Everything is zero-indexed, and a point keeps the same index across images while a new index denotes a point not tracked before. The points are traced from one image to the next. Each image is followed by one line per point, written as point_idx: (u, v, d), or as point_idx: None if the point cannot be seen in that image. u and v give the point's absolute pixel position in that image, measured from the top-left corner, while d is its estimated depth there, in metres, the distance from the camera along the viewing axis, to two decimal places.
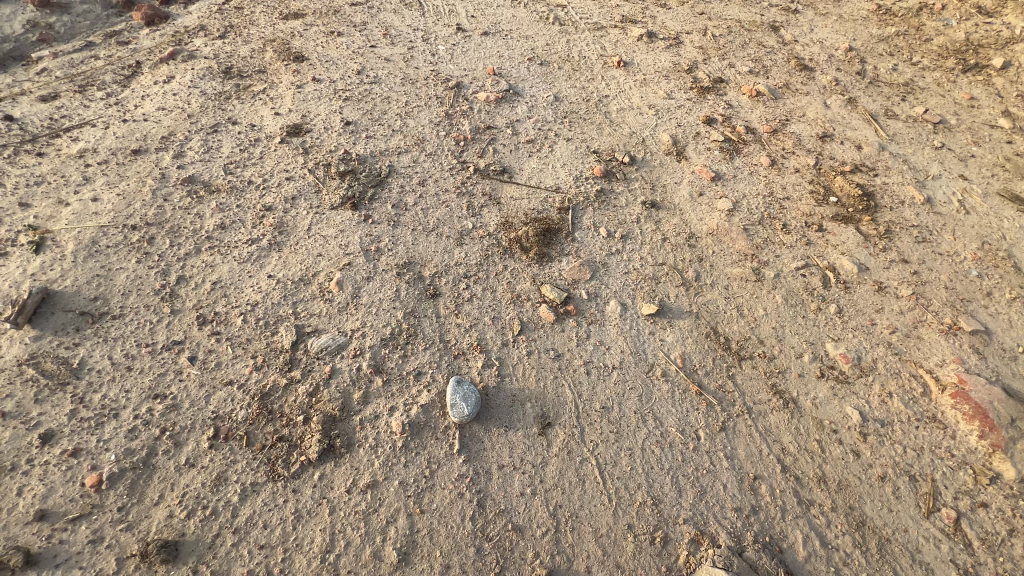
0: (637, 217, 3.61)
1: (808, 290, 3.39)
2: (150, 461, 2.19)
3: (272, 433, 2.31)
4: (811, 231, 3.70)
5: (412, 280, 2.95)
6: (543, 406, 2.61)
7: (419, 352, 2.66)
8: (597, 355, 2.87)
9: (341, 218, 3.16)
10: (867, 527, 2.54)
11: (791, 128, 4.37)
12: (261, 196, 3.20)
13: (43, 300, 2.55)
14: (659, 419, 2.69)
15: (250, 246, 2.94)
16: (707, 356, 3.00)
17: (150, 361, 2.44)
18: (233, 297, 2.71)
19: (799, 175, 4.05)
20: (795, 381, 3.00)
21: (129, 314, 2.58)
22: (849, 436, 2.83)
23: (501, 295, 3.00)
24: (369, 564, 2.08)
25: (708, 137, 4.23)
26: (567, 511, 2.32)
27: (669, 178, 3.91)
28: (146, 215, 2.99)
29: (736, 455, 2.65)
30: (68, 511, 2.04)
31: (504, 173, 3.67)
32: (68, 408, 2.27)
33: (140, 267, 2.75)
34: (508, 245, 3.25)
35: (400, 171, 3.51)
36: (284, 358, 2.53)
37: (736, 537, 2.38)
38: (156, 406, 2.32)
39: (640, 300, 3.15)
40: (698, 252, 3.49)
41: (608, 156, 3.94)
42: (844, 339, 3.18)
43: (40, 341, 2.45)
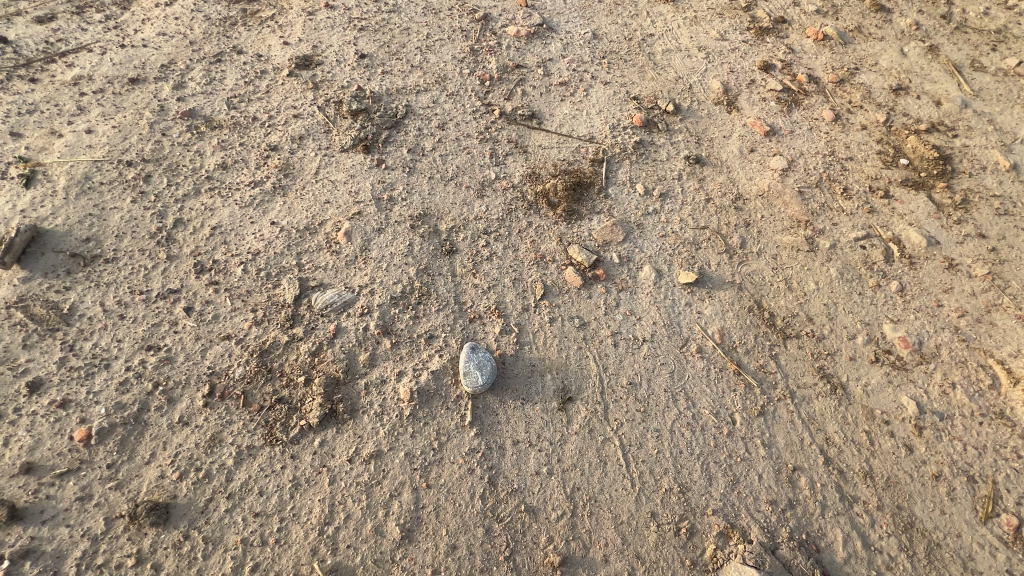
0: (679, 174, 3.22)
1: (867, 265, 3.01)
2: (142, 417, 2.06)
3: (271, 394, 2.16)
4: (875, 197, 3.27)
5: (427, 234, 2.69)
6: (564, 379, 2.38)
7: (431, 314, 2.43)
8: (626, 326, 2.60)
9: (351, 162, 2.87)
10: (916, 530, 2.31)
11: (860, 78, 3.81)
12: (266, 134, 2.92)
13: (33, 238, 2.38)
14: (691, 399, 2.44)
15: (253, 189, 2.70)
16: (748, 332, 2.71)
17: (144, 310, 2.28)
18: (233, 245, 2.50)
19: (866, 132, 3.56)
20: (845, 365, 2.69)
21: (122, 258, 2.40)
22: (902, 429, 2.54)
23: (523, 255, 2.72)
24: (370, 539, 1.95)
25: (764, 86, 3.73)
26: (586, 494, 2.13)
27: (717, 131, 3.47)
28: (143, 150, 2.75)
29: (774, 443, 2.40)
30: (56, 466, 1.94)
31: (533, 118, 3.29)
32: (57, 356, 2.14)
33: (135, 208, 2.55)
34: (534, 200, 2.94)
35: (418, 112, 3.17)
36: (286, 313, 2.34)
37: (768, 533, 2.17)
38: (149, 359, 2.17)
39: (677, 268, 2.84)
40: (744, 216, 3.12)
41: (649, 104, 3.50)
42: (905, 321, 2.83)
43: (29, 282, 2.29)
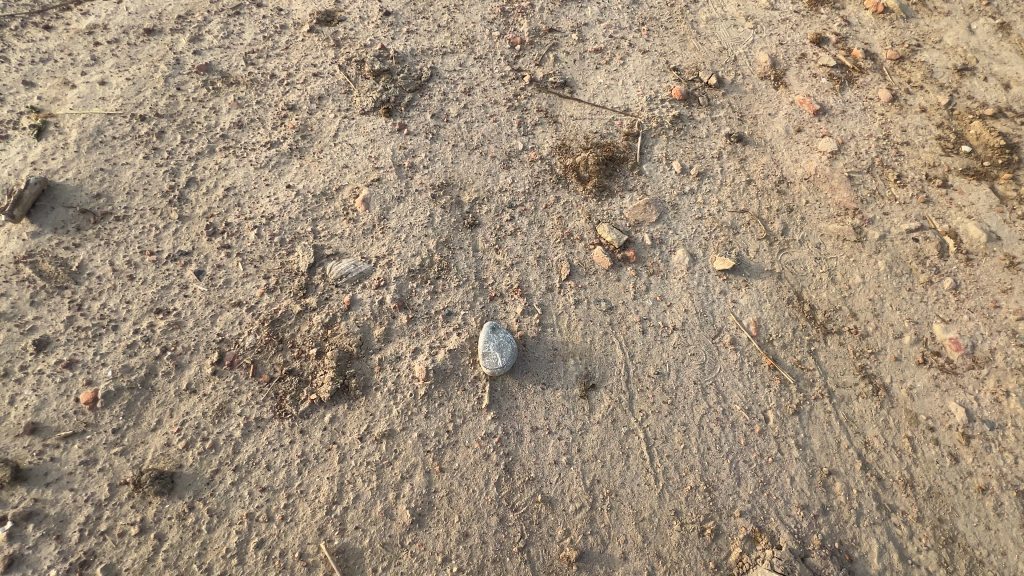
0: (718, 153, 2.99)
1: (919, 259, 2.78)
2: (149, 382, 2.00)
3: (281, 364, 2.07)
4: (931, 186, 3.00)
5: (449, 205, 2.54)
6: (588, 365, 2.25)
7: (451, 290, 2.31)
8: (656, 312, 2.44)
9: (372, 126, 2.72)
10: (957, 545, 2.16)
11: (922, 56, 3.49)
12: (285, 92, 2.76)
13: (43, 192, 2.30)
14: (722, 394, 2.30)
15: (269, 149, 2.57)
16: (786, 325, 2.53)
17: (154, 271, 2.19)
18: (247, 207, 2.39)
19: (925, 116, 3.26)
20: (890, 365, 2.51)
21: (133, 217, 2.30)
22: (949, 437, 2.37)
23: (549, 232, 2.56)
24: (379, 522, 1.88)
25: (815, 61, 3.43)
26: (606, 488, 2.02)
27: (761, 108, 3.21)
28: (157, 105, 2.63)
29: (808, 445, 2.25)
30: (62, 428, 1.90)
31: (565, 87, 3.08)
32: (65, 315, 2.07)
33: (147, 164, 2.44)
34: (562, 174, 2.76)
35: (444, 75, 2.97)
36: (300, 281, 2.24)
37: (798, 540, 2.05)
38: (158, 323, 2.09)
39: (712, 253, 2.66)
40: (787, 201, 2.90)
41: (690, 76, 3.24)
42: (957, 322, 2.62)
43: (39, 238, 2.22)
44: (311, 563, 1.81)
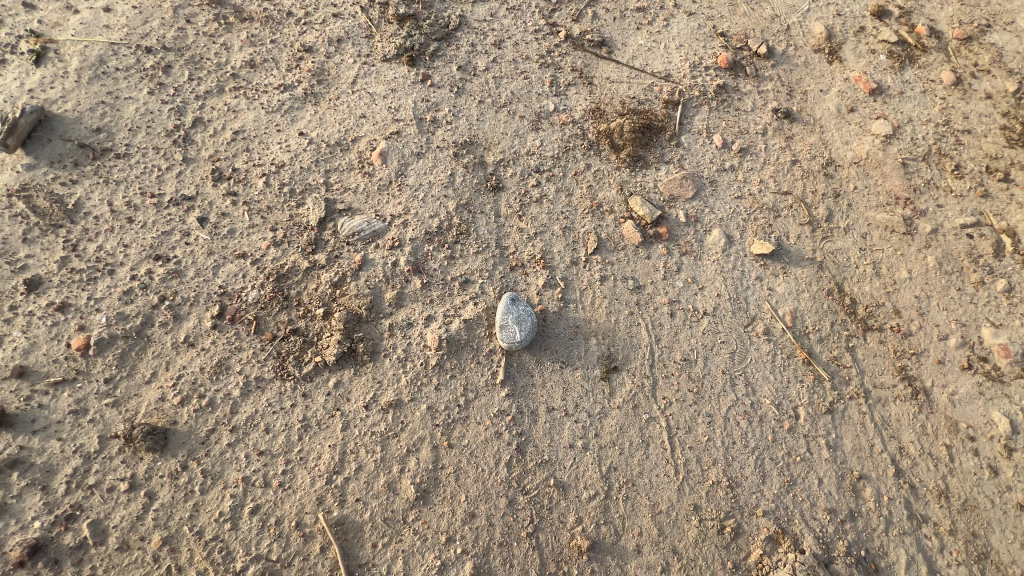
0: (763, 129, 2.76)
1: (971, 257, 2.57)
2: (145, 331, 1.89)
3: (286, 323, 1.94)
4: (991, 180, 2.74)
5: (472, 165, 2.36)
6: (611, 345, 2.10)
7: (469, 256, 2.15)
8: (686, 295, 2.27)
9: (393, 75, 2.51)
10: (990, 562, 2.03)
11: (993, 37, 3.08)
12: (300, 33, 2.53)
13: (40, 122, 2.15)
14: (751, 386, 2.15)
15: (282, 93, 2.38)
16: (824, 318, 2.36)
17: (154, 215, 2.05)
18: (257, 153, 2.23)
19: (991, 103, 2.93)
20: (932, 368, 2.33)
21: (134, 155, 2.15)
22: (989, 448, 2.21)
23: (577, 201, 2.38)
24: (381, 495, 1.78)
25: (874, 36, 3.08)
26: (623, 477, 1.90)
27: (813, 84, 2.94)
28: (164, 37, 2.42)
29: (840, 446, 2.11)
30: (51, 373, 1.80)
31: (602, 46, 2.82)
32: (58, 256, 1.95)
33: (152, 100, 2.27)
34: (594, 140, 2.55)
35: (472, 25, 2.71)
36: (308, 236, 2.09)
37: (823, 545, 1.93)
38: (156, 270, 1.97)
39: (751, 236, 2.46)
40: (834, 185, 2.68)
41: (739, 43, 2.95)
42: (1008, 327, 2.42)
43: (34, 171, 2.08)
44: (308, 534, 1.73)
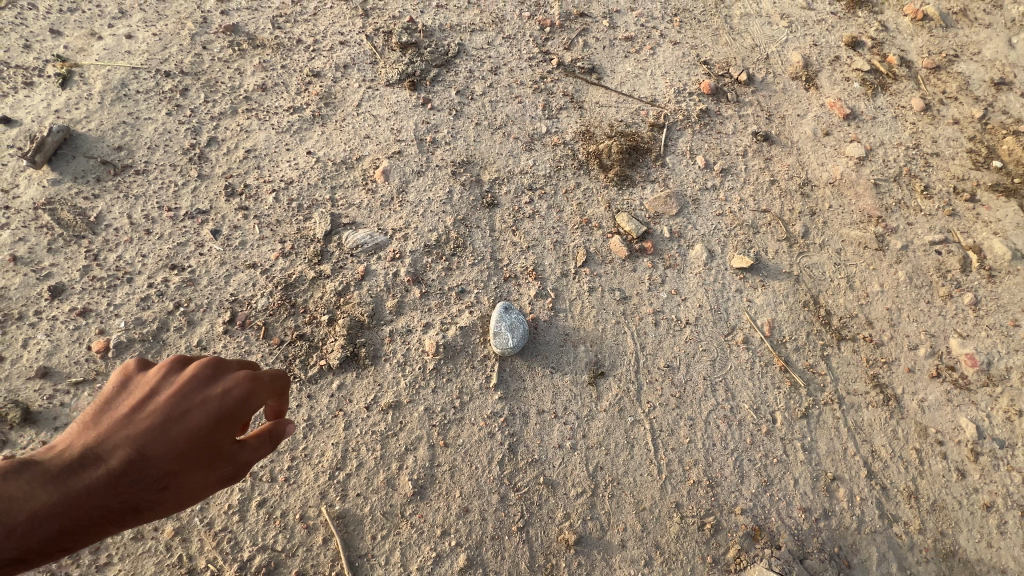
0: (743, 151, 2.94)
1: (940, 272, 2.72)
2: (160, 336, 2.00)
3: (292, 328, 2.07)
4: (958, 200, 2.91)
5: (469, 183, 2.52)
6: (598, 352, 2.23)
7: (465, 267, 2.29)
8: (670, 305, 2.42)
9: (396, 98, 2.69)
10: (957, 559, 2.14)
11: (959, 67, 3.29)
12: (310, 59, 2.71)
13: (65, 141, 2.30)
14: (731, 391, 2.27)
15: (291, 115, 2.54)
16: (800, 328, 2.50)
17: (170, 227, 2.19)
18: (267, 170, 2.38)
19: (957, 128, 3.12)
20: (902, 376, 2.47)
21: (153, 171, 2.30)
22: (957, 452, 2.33)
23: (568, 217, 2.53)
24: (381, 490, 1.89)
25: (848, 65, 3.29)
26: (609, 475, 2.02)
27: (790, 109, 3.13)
28: (182, 62, 2.59)
29: (815, 448, 2.23)
30: (72, 374, 1.92)
31: (592, 73, 3.02)
32: (81, 264, 2.08)
33: (170, 121, 2.43)
34: (584, 160, 2.72)
35: (470, 52, 2.90)
36: (315, 248, 2.23)
37: (798, 541, 2.04)
38: (172, 279, 2.09)
39: (731, 250, 2.62)
40: (810, 204, 2.84)
41: (720, 71, 3.16)
42: (974, 337, 2.57)
43: (59, 186, 2.22)
44: (312, 526, 1.84)
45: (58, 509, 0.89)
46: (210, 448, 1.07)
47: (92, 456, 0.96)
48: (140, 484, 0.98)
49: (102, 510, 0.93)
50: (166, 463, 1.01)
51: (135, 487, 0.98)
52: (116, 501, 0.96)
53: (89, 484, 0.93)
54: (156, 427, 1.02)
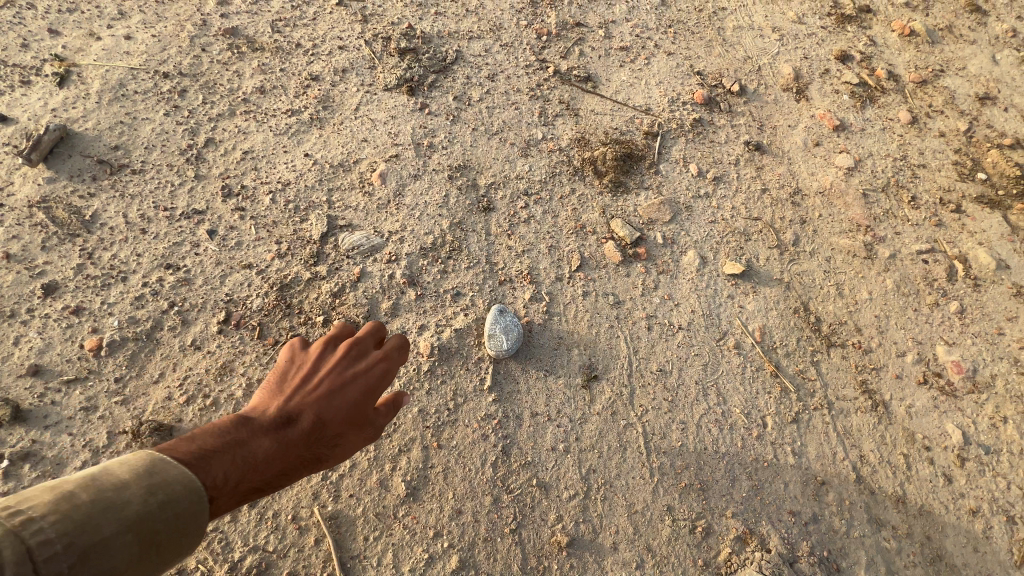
0: (736, 159, 2.99)
1: (927, 280, 2.77)
2: (154, 335, 2.00)
3: (287, 329, 2.07)
4: (944, 211, 2.97)
5: (465, 187, 2.54)
6: (592, 356, 2.25)
7: (461, 270, 2.31)
8: (663, 310, 2.44)
9: (394, 103, 2.71)
10: (943, 563, 2.16)
11: (945, 82, 3.37)
12: (308, 63, 2.74)
13: (61, 140, 2.30)
14: (723, 396, 2.30)
15: (289, 117, 2.56)
16: (791, 334, 2.53)
17: (166, 227, 2.19)
18: (265, 172, 2.39)
19: (943, 141, 3.19)
20: (890, 382, 2.50)
21: (149, 171, 2.30)
22: (943, 458, 2.36)
23: (562, 223, 2.56)
24: (374, 491, 1.90)
25: (838, 78, 3.36)
26: (601, 478, 2.03)
27: (781, 119, 3.19)
28: (180, 64, 2.60)
29: (805, 453, 2.25)
30: (64, 372, 1.91)
31: (588, 81, 3.06)
32: (75, 262, 2.07)
33: (167, 121, 2.44)
34: (579, 166, 2.75)
35: (468, 59, 2.94)
36: (311, 249, 2.23)
37: (788, 545, 2.06)
38: (167, 278, 2.09)
39: (723, 257, 2.66)
40: (801, 213, 2.89)
41: (713, 82, 3.22)
42: (960, 345, 2.61)
43: (54, 184, 2.22)
44: (304, 526, 1.83)
45: (276, 456, 1.27)
46: (361, 416, 1.45)
47: (288, 418, 1.34)
48: (319, 441, 1.36)
49: (301, 458, 1.32)
50: (335, 427, 1.39)
51: (316, 442, 1.36)
52: (306, 452, 1.33)
53: (293, 438, 1.31)
54: (328, 398, 1.41)
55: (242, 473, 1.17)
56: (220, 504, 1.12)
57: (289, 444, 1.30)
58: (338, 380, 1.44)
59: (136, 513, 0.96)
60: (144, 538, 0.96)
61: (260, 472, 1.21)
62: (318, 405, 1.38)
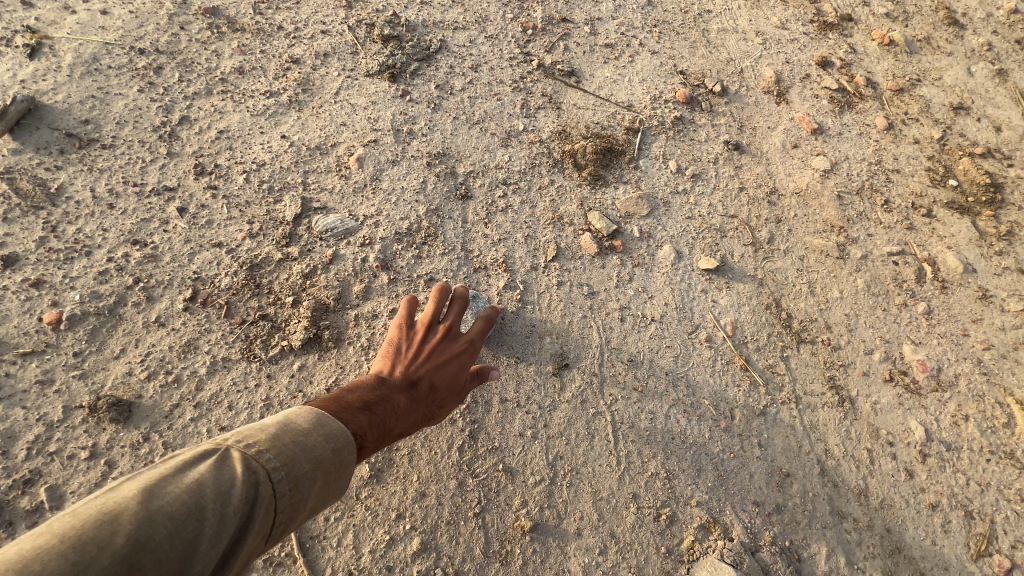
0: (714, 158, 3.02)
1: (896, 281, 2.81)
2: (117, 310, 1.97)
3: (256, 309, 2.05)
4: (916, 215, 3.02)
5: (443, 174, 2.54)
6: (563, 344, 2.28)
7: (435, 256, 2.31)
8: (636, 302, 2.46)
9: (375, 89, 2.70)
10: (902, 555, 2.20)
11: (920, 91, 3.45)
12: (290, 46, 2.71)
13: (29, 111, 2.26)
14: (692, 387, 2.32)
15: (267, 99, 2.54)
16: (761, 329, 2.56)
17: (135, 203, 2.16)
18: (239, 152, 2.36)
19: (917, 147, 3.25)
20: (858, 379, 2.53)
21: (119, 146, 2.27)
22: (906, 453, 2.40)
23: (540, 213, 2.56)
24: None
25: (817, 82, 3.42)
26: (568, 464, 2.06)
27: (761, 121, 3.23)
28: (157, 41, 2.56)
29: (771, 445, 2.28)
30: (20, 345, 1.87)
31: (571, 76, 3.08)
32: (37, 235, 2.03)
33: (141, 98, 2.40)
34: (559, 158, 2.77)
35: (452, 49, 2.94)
36: (283, 230, 2.21)
37: (750, 533, 2.09)
38: (133, 254, 2.06)
39: (698, 252, 2.69)
40: (776, 212, 2.94)
41: (695, 81, 3.26)
42: (926, 345, 2.65)
43: (19, 155, 2.18)
44: None
45: (405, 410, 1.61)
46: (462, 385, 1.80)
47: (410, 384, 1.68)
48: (433, 402, 1.71)
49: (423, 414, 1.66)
50: (443, 393, 1.74)
51: (431, 402, 1.71)
52: (424, 411, 1.69)
53: (416, 399, 1.66)
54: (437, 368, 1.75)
55: (384, 417, 1.53)
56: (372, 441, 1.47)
57: (413, 399, 1.65)
58: (442, 354, 1.80)
59: (320, 454, 1.23)
60: (325, 475, 1.23)
61: (397, 419, 1.57)
62: (429, 371, 1.73)
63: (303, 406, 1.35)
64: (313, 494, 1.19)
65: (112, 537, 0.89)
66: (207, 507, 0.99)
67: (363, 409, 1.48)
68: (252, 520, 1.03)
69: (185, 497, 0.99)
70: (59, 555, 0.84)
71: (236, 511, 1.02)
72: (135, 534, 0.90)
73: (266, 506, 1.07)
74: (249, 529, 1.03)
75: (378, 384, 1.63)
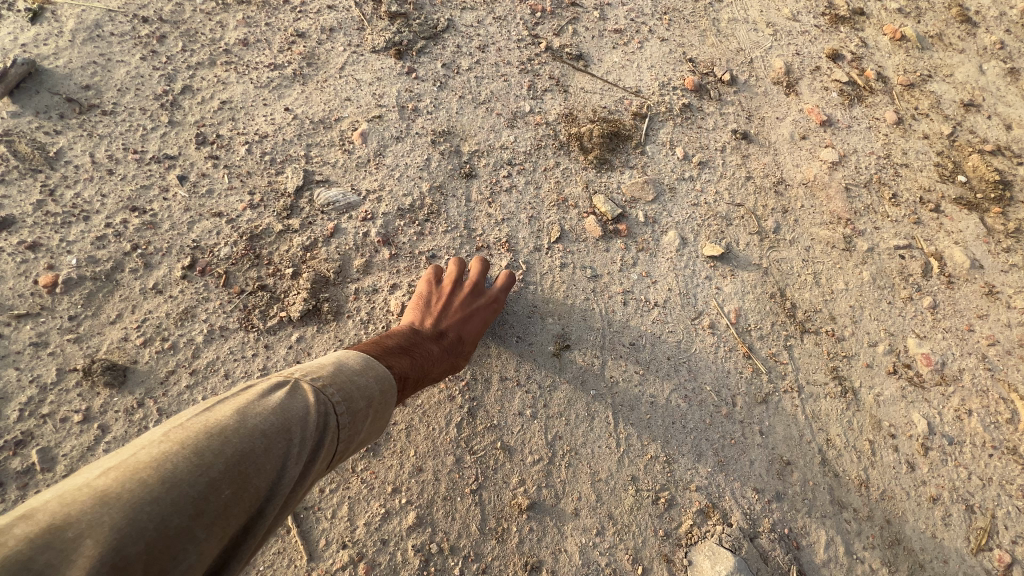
0: (722, 146, 2.98)
1: (903, 274, 2.77)
2: (114, 276, 1.95)
3: (254, 279, 2.02)
4: (924, 209, 2.98)
5: (448, 152, 2.51)
6: (565, 326, 2.26)
7: (438, 234, 2.28)
8: (640, 287, 2.43)
9: (381, 65, 2.66)
10: (902, 547, 2.19)
11: (932, 86, 3.41)
12: (295, 19, 2.67)
13: (29, 75, 2.23)
14: (694, 373, 2.29)
15: (271, 71, 2.50)
16: (766, 318, 2.53)
17: (135, 169, 2.13)
18: (242, 123, 2.33)
19: (927, 142, 3.21)
20: (861, 370, 2.50)
21: (120, 113, 2.24)
22: (908, 446, 2.37)
23: (544, 195, 2.53)
24: None
25: (828, 74, 3.38)
26: (567, 445, 2.05)
27: (770, 111, 3.19)
28: (161, 10, 2.52)
29: (772, 433, 2.26)
30: (15, 307, 1.85)
31: (580, 60, 3.04)
32: (35, 198, 2.01)
33: (143, 65, 2.37)
34: (565, 141, 2.73)
35: (459, 29, 2.90)
36: (285, 202, 2.19)
37: (749, 520, 2.08)
38: (131, 220, 2.04)
39: (704, 239, 2.65)
40: (783, 202, 2.90)
41: (705, 70, 3.21)
42: (931, 338, 2.62)
43: (18, 119, 2.15)
44: None
45: (436, 358, 1.86)
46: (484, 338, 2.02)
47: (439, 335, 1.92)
48: (460, 351, 1.95)
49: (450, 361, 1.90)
50: (469, 345, 1.97)
51: (458, 351, 1.94)
52: (453, 358, 1.93)
53: (445, 348, 1.90)
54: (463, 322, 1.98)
55: (420, 361, 1.78)
56: (411, 383, 1.73)
57: (443, 349, 1.89)
58: (467, 310, 2.01)
59: (372, 394, 1.48)
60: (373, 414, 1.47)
61: (430, 365, 1.81)
62: (456, 325, 1.95)
63: (352, 350, 1.60)
64: (364, 426, 1.45)
65: (222, 445, 1.14)
66: (292, 428, 1.23)
67: (401, 355, 1.73)
68: (322, 444, 1.28)
69: (274, 419, 1.23)
70: (188, 456, 1.09)
71: (311, 435, 1.27)
72: (239, 446, 1.15)
73: (332, 431, 1.32)
74: (320, 450, 1.28)
75: (412, 334, 1.88)
